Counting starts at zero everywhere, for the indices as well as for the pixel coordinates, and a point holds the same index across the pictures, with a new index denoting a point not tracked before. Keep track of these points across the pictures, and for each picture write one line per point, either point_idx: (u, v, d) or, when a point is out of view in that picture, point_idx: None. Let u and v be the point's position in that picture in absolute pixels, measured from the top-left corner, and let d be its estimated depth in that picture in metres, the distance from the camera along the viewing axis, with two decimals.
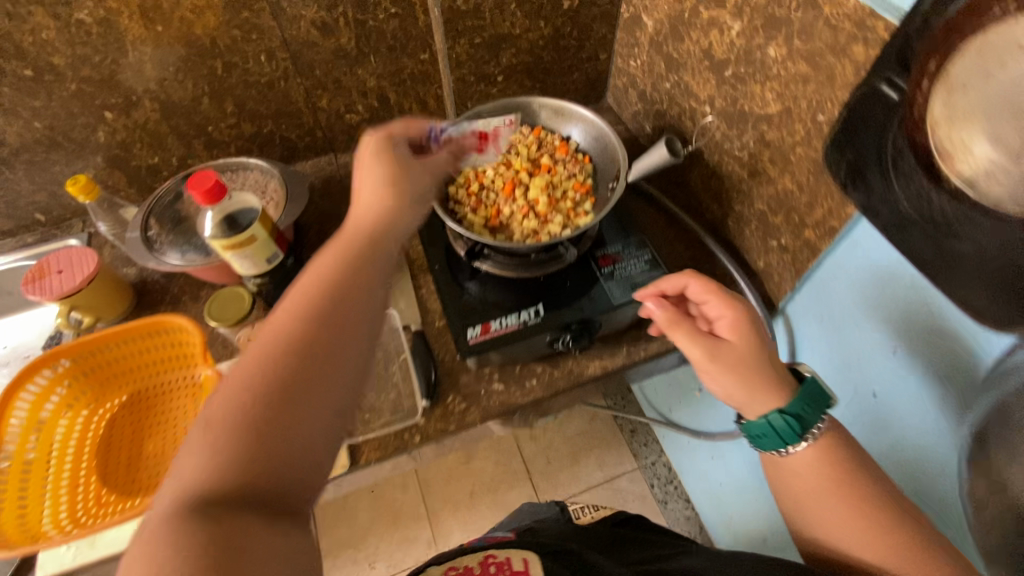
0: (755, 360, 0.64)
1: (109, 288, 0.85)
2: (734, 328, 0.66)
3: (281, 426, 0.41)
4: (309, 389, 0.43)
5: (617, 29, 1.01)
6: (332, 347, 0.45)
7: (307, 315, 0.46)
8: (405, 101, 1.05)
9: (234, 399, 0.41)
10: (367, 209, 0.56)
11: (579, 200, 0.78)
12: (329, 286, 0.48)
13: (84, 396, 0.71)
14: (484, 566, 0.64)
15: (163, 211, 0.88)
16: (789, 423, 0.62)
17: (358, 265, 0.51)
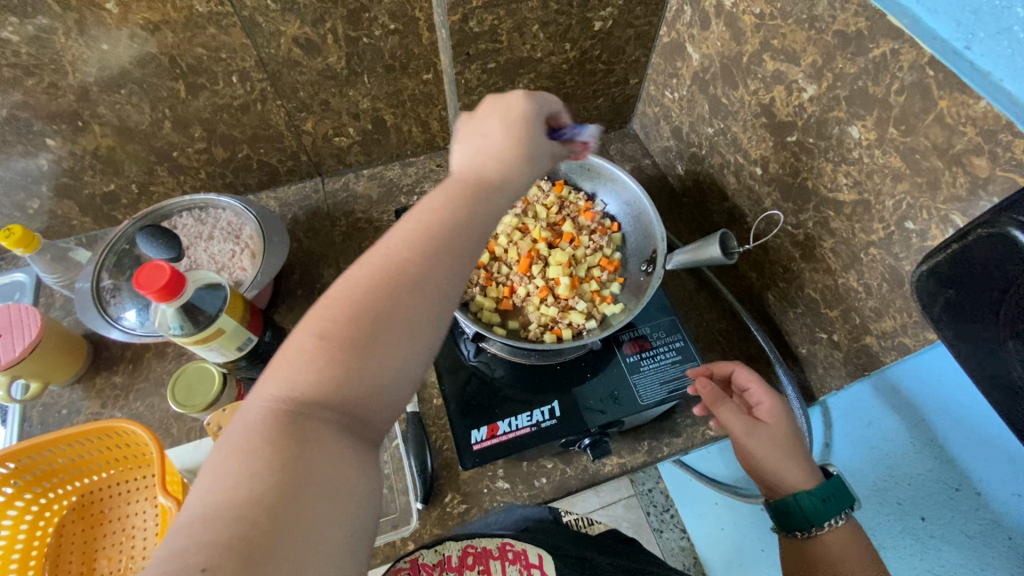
0: (787, 443, 0.59)
1: (59, 349, 0.74)
2: (773, 414, 0.61)
3: (378, 355, 0.37)
4: (407, 331, 0.38)
5: (653, 53, 0.87)
6: (432, 289, 0.39)
7: (426, 243, 0.40)
8: (404, 122, 0.91)
9: (338, 315, 0.37)
10: (481, 156, 0.45)
11: (605, 280, 0.67)
12: (442, 233, 0.41)
13: (25, 502, 0.60)
14: (501, 552, 0.55)
15: (120, 260, 0.75)
16: (823, 503, 0.56)
17: (472, 201, 0.43)
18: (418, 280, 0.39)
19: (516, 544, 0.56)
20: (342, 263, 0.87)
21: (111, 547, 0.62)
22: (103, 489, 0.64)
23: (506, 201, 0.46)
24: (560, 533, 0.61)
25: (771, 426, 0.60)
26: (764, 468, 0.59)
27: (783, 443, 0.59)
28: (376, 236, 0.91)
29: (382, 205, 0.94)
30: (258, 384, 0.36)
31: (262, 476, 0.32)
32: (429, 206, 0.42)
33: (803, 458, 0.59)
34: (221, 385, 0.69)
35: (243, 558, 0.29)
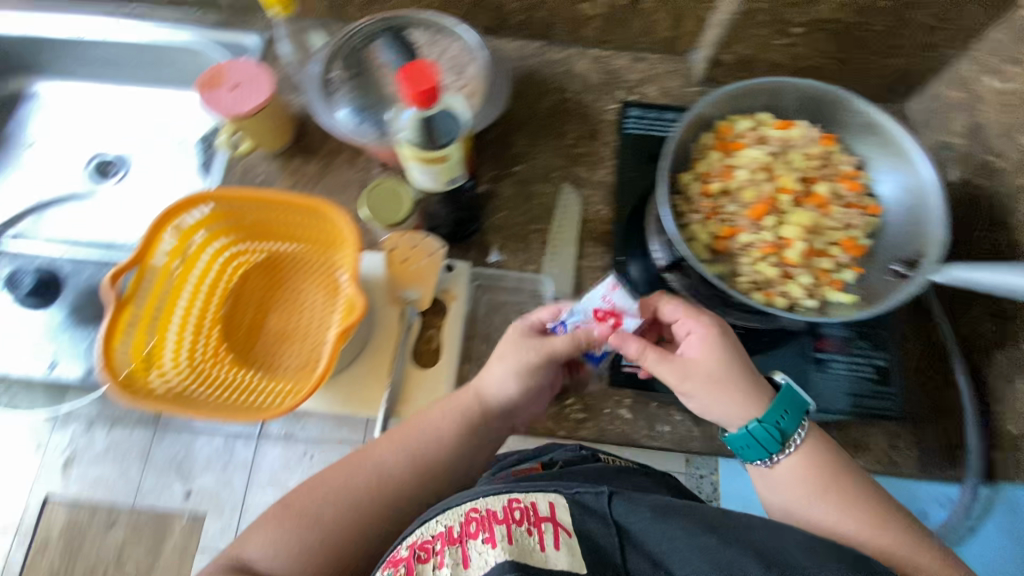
0: (722, 376, 0.53)
1: (276, 121, 0.77)
2: (706, 343, 0.54)
3: (338, 536, 0.53)
4: (360, 536, 0.54)
5: (1002, 24, 0.69)
6: (396, 500, 0.56)
7: (400, 477, 0.57)
8: (659, 11, 0.80)
9: (320, 499, 0.55)
10: (490, 388, 0.60)
11: (840, 263, 0.58)
12: (430, 450, 0.58)
13: (221, 244, 0.66)
14: (505, 513, 0.46)
15: (352, 55, 0.74)
16: (782, 426, 0.52)
17: (449, 450, 0.59)
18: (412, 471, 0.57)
19: (523, 499, 0.47)
20: (539, 138, 0.82)
21: (280, 309, 0.66)
22: (286, 259, 0.68)
23: (475, 457, 0.61)
24: (583, 484, 0.51)
25: (697, 359, 0.54)
26: (707, 408, 0.54)
27: (719, 373, 0.53)
28: (580, 122, 0.84)
29: (596, 93, 0.86)
30: (242, 537, 0.54)
31: None
32: (422, 423, 0.60)
33: (739, 378, 0.54)
34: (410, 211, 0.69)
35: None
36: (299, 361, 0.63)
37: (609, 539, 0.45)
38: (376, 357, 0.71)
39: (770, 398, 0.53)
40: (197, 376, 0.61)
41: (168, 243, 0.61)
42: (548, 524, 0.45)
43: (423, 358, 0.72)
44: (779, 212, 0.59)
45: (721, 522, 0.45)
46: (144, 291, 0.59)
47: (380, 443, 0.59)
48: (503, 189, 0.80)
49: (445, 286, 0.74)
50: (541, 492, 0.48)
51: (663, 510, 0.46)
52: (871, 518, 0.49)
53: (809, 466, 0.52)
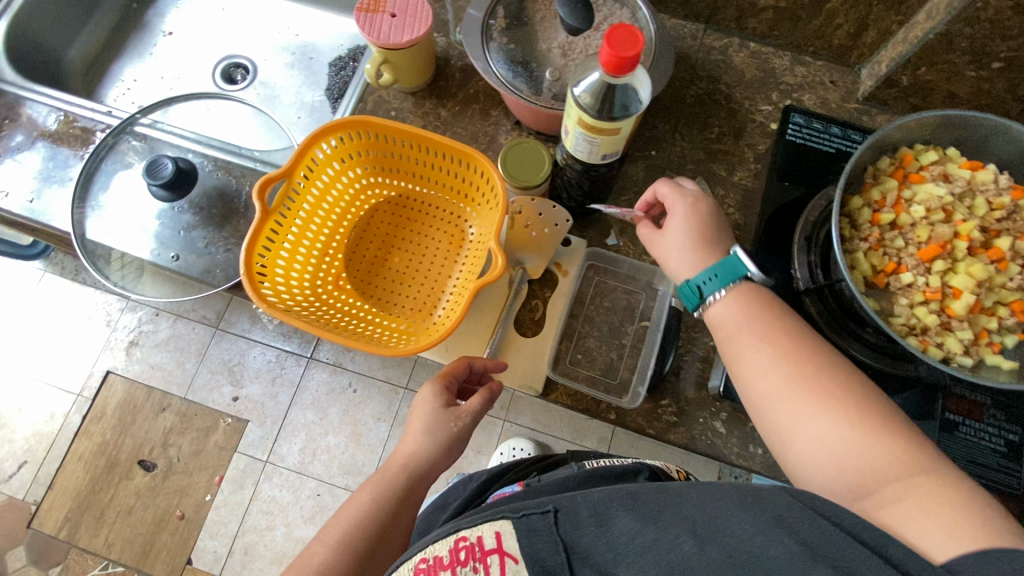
0: (686, 244, 0.57)
1: (423, 57, 0.75)
2: (676, 213, 0.59)
3: None
4: None
5: None
6: None
7: (348, 561, 0.55)
8: (843, 15, 0.74)
9: None
10: (415, 454, 0.60)
11: (1005, 325, 0.54)
12: (363, 528, 0.57)
13: (357, 173, 0.66)
14: (451, 556, 0.49)
15: (514, 4, 0.71)
16: (704, 286, 0.54)
17: (390, 517, 0.58)
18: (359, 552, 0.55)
19: (471, 537, 0.49)
20: (680, 126, 0.79)
21: (403, 249, 0.66)
22: (416, 199, 0.67)
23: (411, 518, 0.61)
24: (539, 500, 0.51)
25: (666, 235, 0.59)
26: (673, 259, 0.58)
27: (682, 242, 0.58)
28: (725, 118, 0.80)
29: (748, 90, 0.81)
30: None
31: None
32: (355, 504, 0.59)
33: (695, 244, 0.57)
34: (546, 177, 0.68)
35: None
36: (416, 304, 0.63)
37: (557, 558, 0.44)
38: (480, 316, 0.71)
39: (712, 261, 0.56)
40: (318, 298, 0.62)
41: (314, 160, 0.61)
42: (493, 557, 0.46)
43: (523, 327, 0.72)
44: (951, 257, 0.55)
45: (663, 510, 0.44)
46: (287, 205, 0.60)
47: (317, 537, 0.57)
48: (633, 172, 0.77)
49: (558, 259, 0.73)
50: (489, 524, 0.49)
51: (606, 514, 0.46)
52: (807, 371, 0.47)
53: (739, 313, 0.53)
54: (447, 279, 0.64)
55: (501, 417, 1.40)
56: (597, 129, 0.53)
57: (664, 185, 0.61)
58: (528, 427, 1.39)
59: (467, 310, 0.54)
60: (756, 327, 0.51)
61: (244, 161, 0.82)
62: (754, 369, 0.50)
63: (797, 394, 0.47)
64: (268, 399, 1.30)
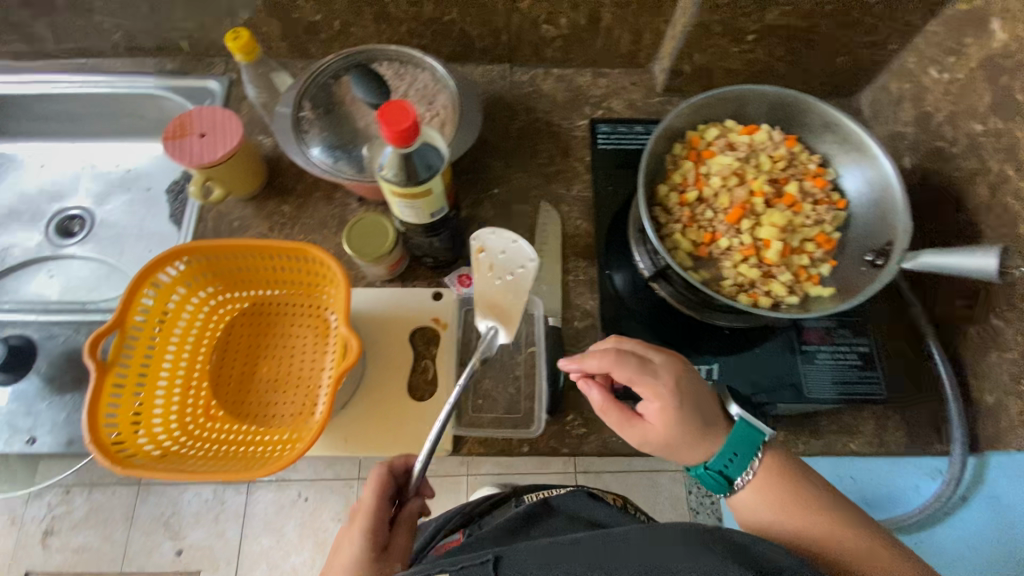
0: (682, 449, 0.55)
1: (247, 164, 0.76)
2: (666, 421, 0.54)
3: None
4: None
5: (936, 19, 0.73)
6: None
7: None
8: (617, 28, 0.83)
9: None
10: (340, 573, 0.52)
11: (816, 258, 0.61)
12: None
13: (204, 295, 0.65)
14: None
15: (319, 93, 0.74)
16: (727, 471, 0.55)
17: None
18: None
19: None
20: (513, 159, 0.84)
21: (270, 355, 0.65)
22: (271, 303, 0.67)
23: None
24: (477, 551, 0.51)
25: (651, 424, 0.55)
26: (661, 450, 0.56)
27: (681, 449, 0.55)
28: (551, 142, 0.86)
29: (564, 111, 0.88)
30: None
31: None
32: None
33: (695, 437, 0.55)
34: (393, 245, 0.69)
35: None
36: (296, 407, 0.62)
37: None
38: (373, 394, 0.70)
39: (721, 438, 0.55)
40: (191, 437, 0.59)
41: (148, 299, 0.59)
42: None
43: (419, 390, 0.71)
44: (754, 214, 0.62)
45: (605, 557, 0.45)
46: (129, 354, 0.57)
47: None
48: (483, 212, 0.81)
49: (434, 313, 0.73)
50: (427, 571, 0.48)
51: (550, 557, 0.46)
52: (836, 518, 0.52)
53: (770, 489, 0.54)
54: (321, 372, 0.64)
55: (464, 472, 1.39)
56: (410, 196, 0.55)
57: (660, 388, 0.54)
58: (492, 473, 1.38)
59: (335, 399, 0.54)
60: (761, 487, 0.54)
61: (94, 313, 0.77)
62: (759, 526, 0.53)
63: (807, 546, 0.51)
64: (216, 541, 1.19)
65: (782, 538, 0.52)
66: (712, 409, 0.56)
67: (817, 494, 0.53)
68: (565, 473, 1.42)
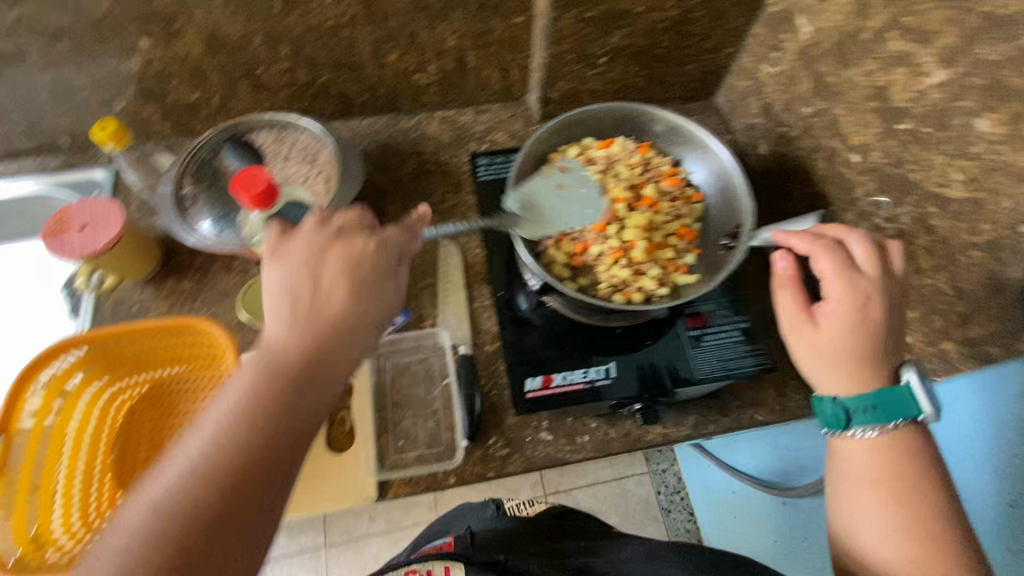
0: (839, 353, 0.54)
1: (137, 247, 0.76)
2: (843, 329, 0.54)
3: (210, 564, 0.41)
4: (247, 523, 0.42)
5: (756, 22, 0.82)
6: (254, 496, 0.43)
7: (224, 458, 0.42)
8: (485, 67, 0.89)
9: (161, 514, 0.41)
10: (332, 297, 0.47)
11: (681, 249, 0.66)
12: (249, 465, 0.43)
13: (99, 385, 0.64)
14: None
15: (200, 169, 0.76)
16: (852, 417, 0.53)
17: (293, 402, 0.45)
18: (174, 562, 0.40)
19: None
20: (408, 202, 0.87)
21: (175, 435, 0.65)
22: (170, 383, 0.67)
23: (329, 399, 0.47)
24: None
25: (821, 328, 0.55)
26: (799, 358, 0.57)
27: (834, 351, 0.54)
28: (443, 179, 0.90)
29: (451, 149, 0.93)
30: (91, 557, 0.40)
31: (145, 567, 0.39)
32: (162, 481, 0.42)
33: (869, 358, 0.54)
34: None
35: None
36: None
37: None
38: None
39: (872, 389, 0.54)
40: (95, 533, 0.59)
41: (34, 401, 0.58)
42: None
43: (339, 442, 0.71)
44: (619, 219, 0.68)
45: None
46: (18, 461, 0.56)
47: (194, 425, 0.45)
48: None
49: None
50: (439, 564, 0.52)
51: None
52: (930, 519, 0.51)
53: (886, 454, 0.53)
54: None
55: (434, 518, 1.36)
56: None
57: (872, 271, 0.56)
58: None
59: None
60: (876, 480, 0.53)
61: None
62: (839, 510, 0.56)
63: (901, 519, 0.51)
64: None
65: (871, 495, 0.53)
66: (886, 343, 0.54)
67: (935, 488, 0.52)
68: (535, 498, 1.42)
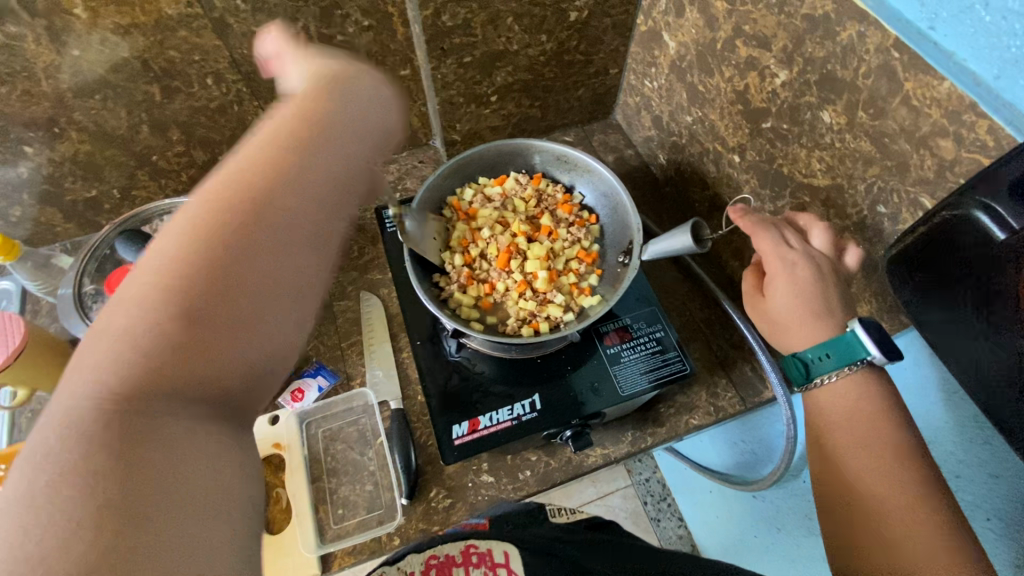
0: (794, 315, 0.55)
1: (44, 355, 0.74)
2: (788, 291, 0.55)
3: (238, 283, 0.34)
4: (261, 263, 0.35)
5: (632, 42, 0.85)
6: (252, 246, 0.35)
7: (259, 178, 0.37)
8: None
9: (196, 233, 0.34)
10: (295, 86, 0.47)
11: (583, 272, 0.70)
12: (278, 145, 0.39)
13: None
14: (465, 557, 0.52)
15: (101, 266, 0.75)
16: (812, 367, 0.53)
17: (314, 157, 0.40)
18: (209, 239, 0.34)
19: (481, 545, 0.53)
20: None
21: None
22: None
23: (358, 153, 0.44)
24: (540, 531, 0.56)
25: (772, 295, 0.56)
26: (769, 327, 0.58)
27: (788, 313, 0.55)
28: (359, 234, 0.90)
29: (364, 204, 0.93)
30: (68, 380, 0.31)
31: (151, 343, 0.32)
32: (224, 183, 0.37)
33: (803, 317, 0.54)
34: None
35: (121, 474, 0.29)
36: None
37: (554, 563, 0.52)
38: None
39: (824, 339, 0.53)
40: None
41: None
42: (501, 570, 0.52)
43: (277, 523, 0.68)
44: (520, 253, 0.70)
45: None
46: None
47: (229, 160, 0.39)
48: None
49: (275, 439, 0.72)
50: (498, 542, 0.54)
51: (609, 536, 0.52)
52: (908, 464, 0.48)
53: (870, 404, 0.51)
54: None
55: None
56: None
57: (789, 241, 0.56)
58: None
59: None
60: (842, 425, 0.52)
61: None
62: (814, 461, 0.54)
63: (877, 463, 0.49)
64: None
65: (846, 441, 0.51)
66: (835, 304, 0.53)
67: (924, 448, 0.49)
68: None
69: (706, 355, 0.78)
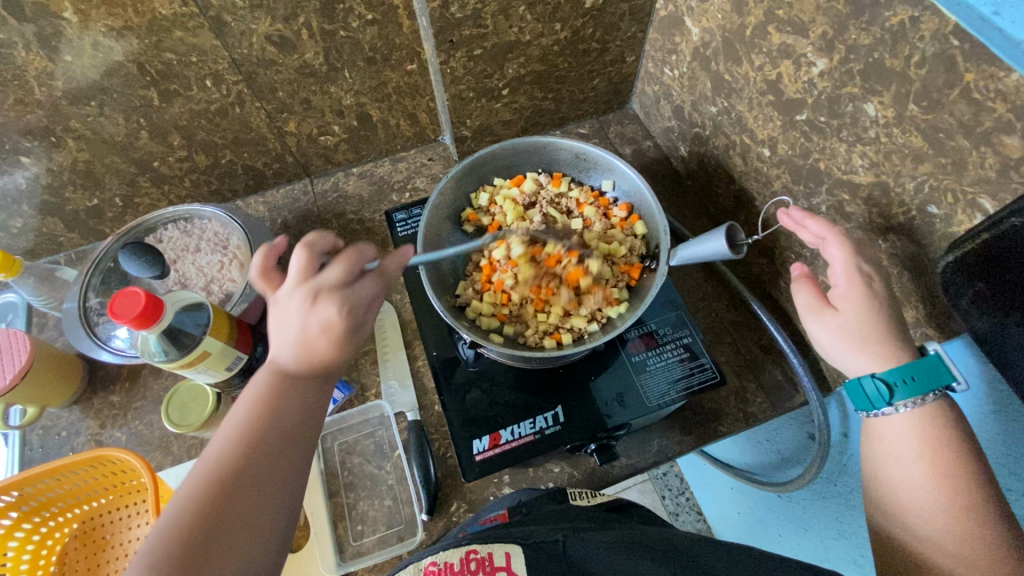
0: (868, 327, 0.50)
1: (52, 371, 0.72)
2: (860, 308, 0.50)
3: (221, 545, 0.40)
4: (243, 524, 0.41)
5: (650, 28, 0.81)
6: (236, 508, 0.41)
7: (242, 448, 0.44)
8: (391, 117, 0.87)
9: (193, 502, 0.41)
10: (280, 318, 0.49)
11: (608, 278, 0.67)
12: (261, 410, 0.46)
13: (25, 532, 0.60)
14: (464, 565, 0.46)
15: (107, 278, 0.73)
16: (894, 392, 0.48)
17: (290, 408, 0.46)
18: (195, 510, 0.41)
19: (481, 550, 0.47)
20: None
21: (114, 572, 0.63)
22: (101, 516, 0.64)
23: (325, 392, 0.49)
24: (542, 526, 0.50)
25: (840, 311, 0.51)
26: (827, 349, 0.53)
27: (863, 328, 0.50)
28: (369, 237, 0.88)
29: (374, 205, 0.90)
30: None
31: None
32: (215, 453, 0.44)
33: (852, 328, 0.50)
34: (215, 403, 0.68)
35: None
36: None
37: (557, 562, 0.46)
38: None
39: (902, 362, 0.49)
40: None
41: None
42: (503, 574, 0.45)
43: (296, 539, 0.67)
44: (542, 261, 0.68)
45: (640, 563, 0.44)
46: None
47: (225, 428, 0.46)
48: None
49: None
50: (499, 543, 0.47)
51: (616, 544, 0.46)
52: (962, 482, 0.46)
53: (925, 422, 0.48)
54: None
55: None
56: (187, 362, 0.59)
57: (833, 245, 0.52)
58: None
59: None
60: (893, 443, 0.49)
61: None
62: (875, 478, 0.51)
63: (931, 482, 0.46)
64: None
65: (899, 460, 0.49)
66: (887, 311, 0.50)
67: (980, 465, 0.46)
68: None
69: (733, 359, 0.74)
